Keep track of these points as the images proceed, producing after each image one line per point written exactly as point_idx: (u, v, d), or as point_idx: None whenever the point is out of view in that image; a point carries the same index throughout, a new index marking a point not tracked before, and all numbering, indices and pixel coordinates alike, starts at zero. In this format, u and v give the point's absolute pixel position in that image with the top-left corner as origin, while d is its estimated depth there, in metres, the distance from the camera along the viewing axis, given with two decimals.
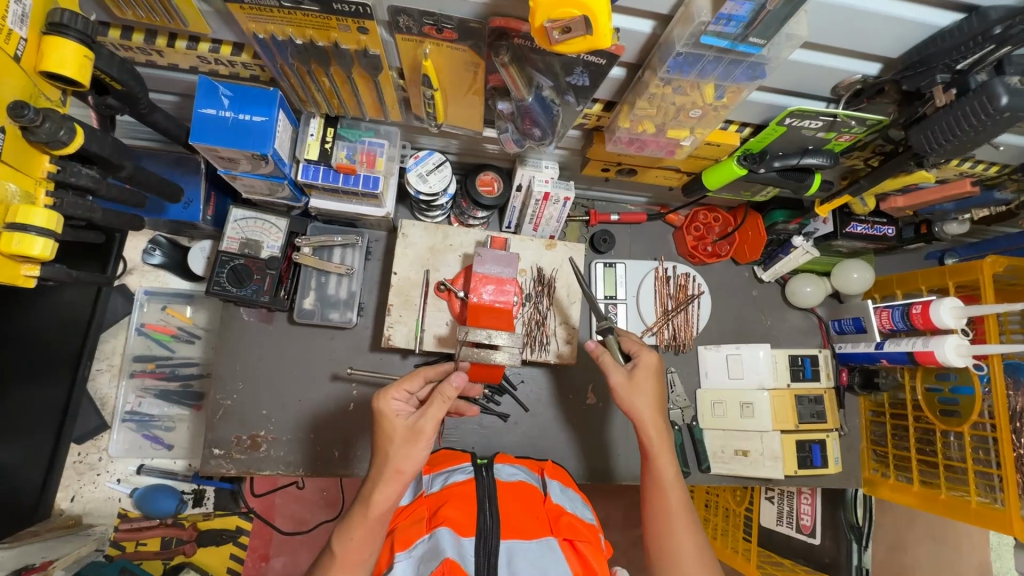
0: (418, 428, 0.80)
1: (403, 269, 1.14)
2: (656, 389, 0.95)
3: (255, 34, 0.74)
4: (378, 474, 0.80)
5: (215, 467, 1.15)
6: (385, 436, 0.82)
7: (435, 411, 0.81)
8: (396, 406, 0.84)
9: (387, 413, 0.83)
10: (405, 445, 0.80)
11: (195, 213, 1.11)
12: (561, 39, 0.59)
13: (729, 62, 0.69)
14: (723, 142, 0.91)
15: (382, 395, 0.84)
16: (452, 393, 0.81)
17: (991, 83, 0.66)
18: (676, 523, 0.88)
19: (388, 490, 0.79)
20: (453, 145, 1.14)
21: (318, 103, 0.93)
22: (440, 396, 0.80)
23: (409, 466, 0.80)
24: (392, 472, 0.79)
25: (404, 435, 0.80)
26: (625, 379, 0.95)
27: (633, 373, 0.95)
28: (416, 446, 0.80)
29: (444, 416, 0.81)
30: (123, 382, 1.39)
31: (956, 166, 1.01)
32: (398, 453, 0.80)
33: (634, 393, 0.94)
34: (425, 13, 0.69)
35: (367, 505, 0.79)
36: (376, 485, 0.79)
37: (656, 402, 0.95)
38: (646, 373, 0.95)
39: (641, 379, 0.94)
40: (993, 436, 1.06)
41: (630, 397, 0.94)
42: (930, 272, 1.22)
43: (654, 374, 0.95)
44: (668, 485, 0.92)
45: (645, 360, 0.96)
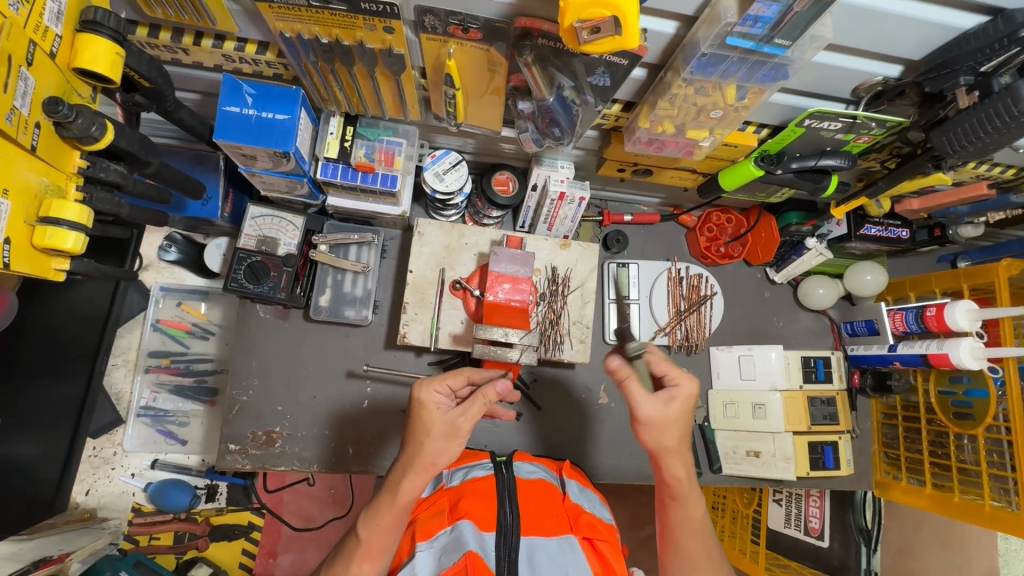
0: (457, 426, 0.80)
1: (419, 268, 1.15)
2: (686, 422, 0.87)
3: (282, 33, 0.75)
4: (408, 464, 0.81)
5: (230, 462, 1.15)
6: (421, 428, 0.81)
7: (474, 411, 0.82)
8: (437, 399, 0.83)
9: (428, 405, 0.81)
10: (442, 441, 0.80)
11: (214, 210, 1.12)
12: (590, 39, 0.60)
13: (753, 63, 0.70)
14: (741, 143, 0.92)
15: (424, 386, 0.82)
16: (494, 397, 0.82)
17: (1015, 85, 0.67)
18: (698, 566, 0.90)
19: (416, 481, 0.80)
20: (470, 145, 1.15)
21: (339, 102, 0.94)
22: (483, 397, 0.82)
23: (443, 459, 0.81)
24: (425, 463, 0.80)
25: (442, 431, 0.80)
26: (656, 413, 0.85)
27: (665, 406, 0.85)
28: (453, 442, 0.81)
29: (480, 417, 0.82)
30: (138, 378, 1.40)
31: (973, 169, 1.02)
32: (433, 447, 0.80)
33: (664, 430, 0.86)
34: (450, 13, 0.70)
35: (395, 494, 0.80)
36: (405, 474, 0.80)
37: (688, 435, 0.88)
38: (680, 410, 0.86)
39: (677, 414, 0.86)
40: (1007, 439, 1.07)
41: (660, 426, 0.85)
42: (944, 274, 1.22)
43: (689, 409, 0.87)
44: (693, 531, 0.91)
45: (684, 391, 0.86)
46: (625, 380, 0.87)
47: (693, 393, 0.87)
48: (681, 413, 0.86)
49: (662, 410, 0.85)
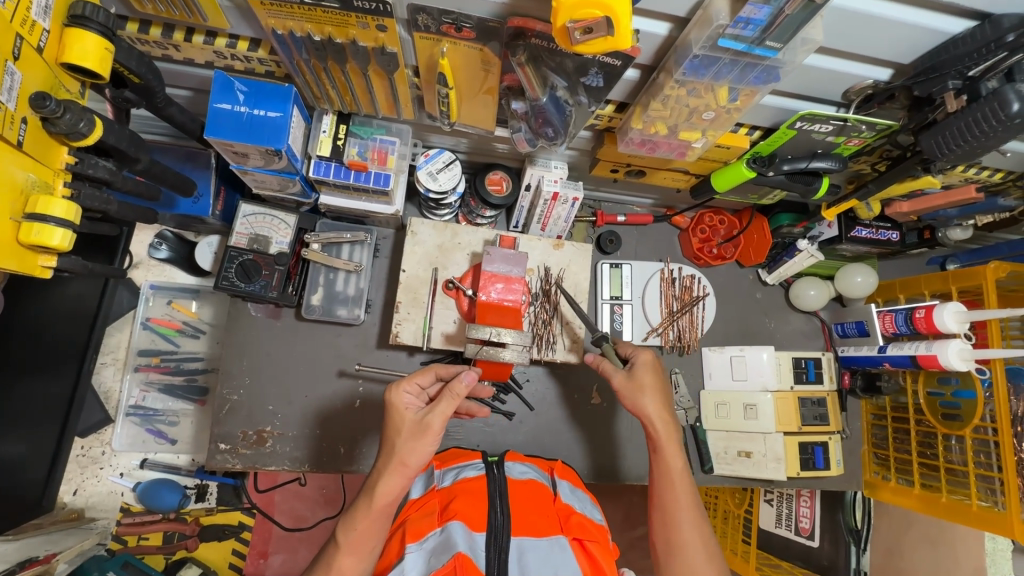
0: (426, 423, 0.81)
1: (412, 267, 1.15)
2: (658, 385, 0.98)
3: (274, 30, 0.75)
4: (384, 465, 0.82)
5: (220, 462, 1.15)
6: (393, 430, 0.83)
7: (444, 408, 0.82)
8: (407, 400, 0.85)
9: (398, 406, 0.84)
10: (413, 439, 0.81)
11: (205, 208, 1.11)
12: (583, 39, 0.60)
13: (744, 65, 0.70)
14: (733, 145, 0.92)
15: (394, 389, 0.85)
16: (462, 391, 0.81)
17: (1002, 89, 0.67)
18: (685, 520, 0.90)
19: (392, 483, 0.81)
20: (463, 144, 1.15)
21: (332, 100, 0.94)
22: (450, 392, 0.81)
23: (415, 459, 0.81)
24: (397, 463, 0.80)
25: (412, 429, 0.81)
26: (626, 380, 0.98)
27: (633, 371, 0.98)
28: (423, 441, 0.81)
29: (452, 413, 0.82)
30: (127, 377, 1.39)
31: (962, 172, 1.03)
32: (404, 446, 0.81)
33: (638, 391, 0.96)
34: (443, 12, 0.70)
35: (372, 496, 0.81)
36: (381, 477, 0.81)
37: (659, 395, 0.97)
38: (648, 372, 0.98)
39: (643, 375, 0.97)
40: (994, 440, 1.08)
41: (634, 396, 0.97)
42: (933, 276, 1.23)
43: (651, 370, 0.98)
44: (676, 484, 0.93)
45: (644, 358, 0.99)
46: (598, 365, 1.01)
47: (651, 360, 0.99)
48: (643, 374, 0.97)
49: (628, 378, 0.98)
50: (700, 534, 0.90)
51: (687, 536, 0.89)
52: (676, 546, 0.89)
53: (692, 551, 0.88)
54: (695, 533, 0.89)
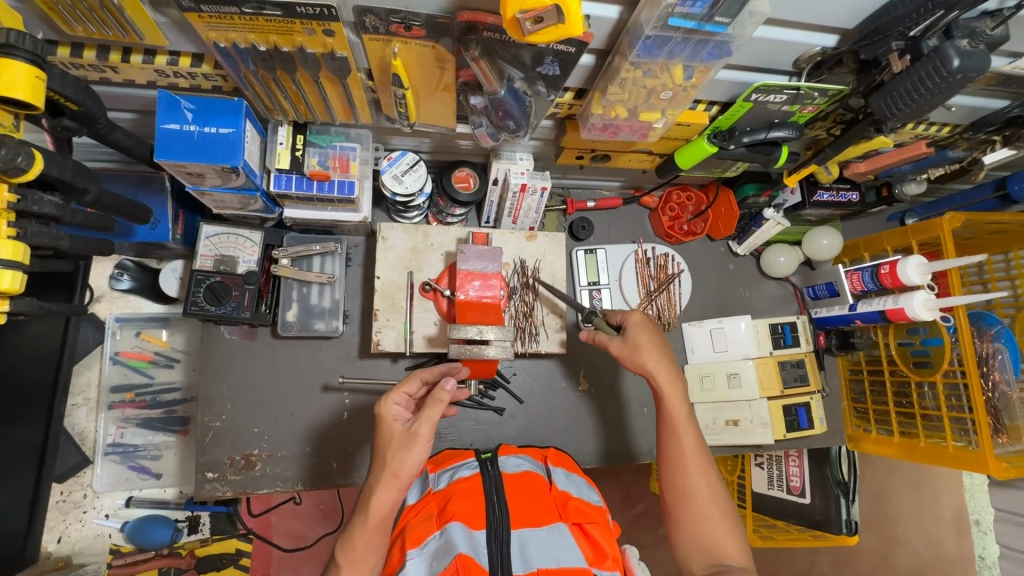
0: (413, 431, 0.83)
1: (386, 273, 1.13)
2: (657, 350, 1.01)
3: (216, 44, 0.71)
4: (376, 480, 0.83)
5: (209, 491, 1.11)
6: (384, 442, 0.85)
7: (429, 414, 0.84)
8: (396, 411, 0.88)
9: (387, 417, 0.87)
10: (401, 449, 0.82)
11: (164, 233, 1.06)
12: (534, 30, 0.59)
13: (696, 42, 0.70)
14: (694, 122, 0.94)
15: (383, 400, 0.88)
16: (445, 396, 0.83)
17: (943, 47, 0.68)
18: (691, 461, 0.94)
19: (385, 496, 0.81)
20: (426, 144, 1.14)
21: (285, 110, 0.91)
22: (433, 399, 0.83)
23: (407, 469, 0.82)
24: (389, 476, 0.81)
25: (402, 439, 0.83)
26: (623, 344, 1.00)
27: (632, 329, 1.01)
28: (412, 450, 0.82)
29: (438, 419, 0.84)
30: (101, 416, 1.31)
31: (912, 129, 1.06)
32: (395, 457, 0.82)
33: (637, 351, 0.99)
34: (390, 11, 0.68)
35: (367, 512, 0.81)
36: (373, 491, 0.81)
37: (660, 352, 0.99)
38: (648, 337, 1.00)
39: (639, 339, 1.00)
40: (964, 383, 1.13)
41: (634, 355, 0.99)
42: (894, 232, 1.28)
43: (642, 327, 1.01)
44: (686, 429, 0.96)
45: (638, 323, 1.01)
46: (595, 339, 1.05)
47: (641, 320, 1.02)
48: (637, 334, 1.00)
49: (624, 341, 1.01)
50: (707, 481, 0.93)
51: (696, 483, 0.92)
52: (688, 491, 0.92)
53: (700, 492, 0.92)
54: (701, 478, 0.93)
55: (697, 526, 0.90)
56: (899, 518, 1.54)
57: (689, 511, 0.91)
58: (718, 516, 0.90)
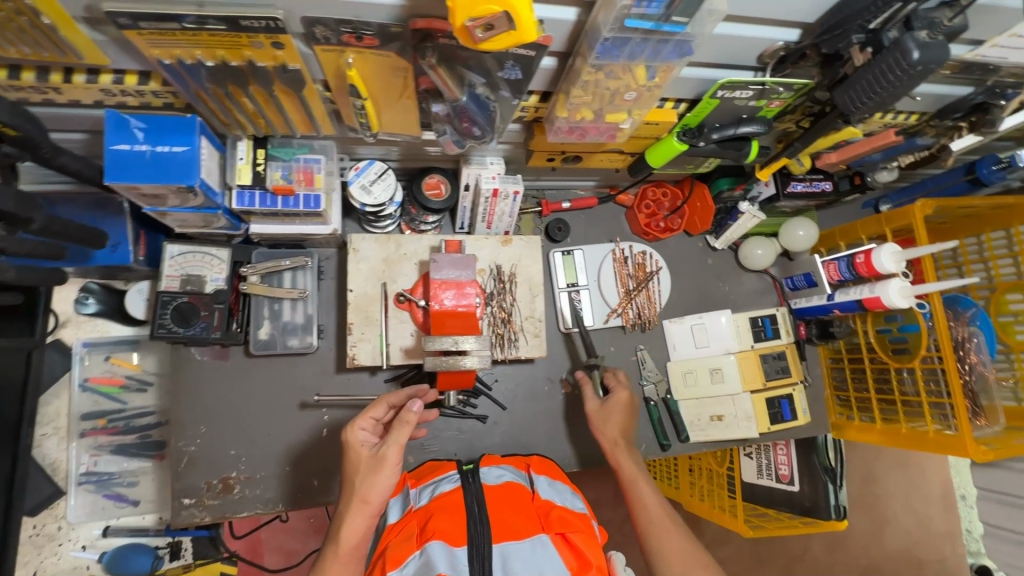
0: (381, 455, 0.85)
1: (359, 286, 1.11)
2: (626, 425, 1.13)
3: (161, 61, 0.69)
4: (346, 507, 0.85)
5: (187, 518, 1.09)
6: (352, 468, 0.88)
7: (397, 438, 0.86)
8: (363, 436, 0.91)
9: (354, 443, 0.90)
10: (370, 473, 0.85)
11: (125, 255, 1.02)
12: (486, 37, 0.57)
13: (656, 41, 0.69)
14: (661, 120, 0.92)
15: (349, 427, 0.91)
16: (412, 419, 0.86)
17: (902, 39, 0.68)
18: (662, 521, 0.98)
19: (356, 523, 0.83)
20: (394, 152, 1.12)
21: (243, 125, 0.89)
22: (400, 421, 0.86)
23: (376, 495, 0.84)
24: (359, 502, 0.83)
25: (369, 464, 0.86)
26: (598, 408, 1.15)
27: (605, 404, 1.15)
28: (380, 474, 0.84)
29: (405, 442, 0.86)
30: (73, 445, 1.27)
31: (880, 118, 1.06)
32: (363, 483, 0.85)
33: (604, 418, 1.13)
34: (341, 22, 0.65)
35: (337, 541, 0.83)
36: (343, 519, 0.83)
37: (623, 428, 1.12)
38: (618, 410, 1.13)
39: (615, 409, 1.13)
40: (941, 367, 1.14)
41: (600, 423, 1.14)
42: (868, 221, 1.29)
43: (612, 401, 1.14)
44: (653, 492, 1.03)
45: (619, 396, 1.14)
46: (583, 383, 1.21)
47: (619, 396, 1.15)
48: (608, 406, 1.14)
49: (600, 407, 1.15)
50: (681, 540, 0.95)
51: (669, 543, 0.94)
52: (666, 554, 0.94)
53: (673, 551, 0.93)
54: (672, 536, 0.95)
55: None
56: (888, 497, 1.68)
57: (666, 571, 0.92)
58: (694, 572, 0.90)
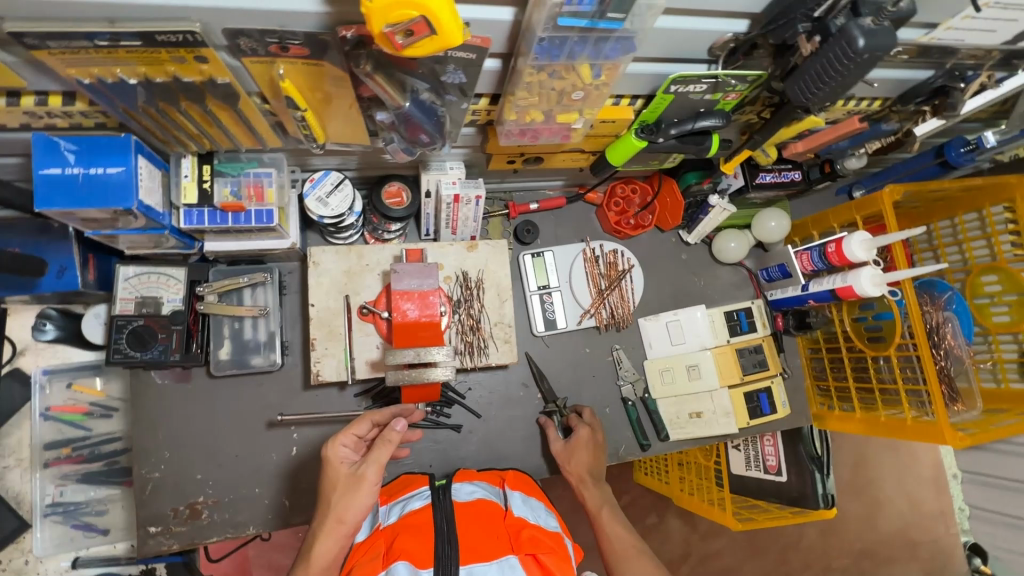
0: (360, 475, 0.83)
1: (321, 300, 1.08)
2: (591, 462, 1.12)
3: (79, 80, 0.65)
4: (321, 526, 0.82)
5: (154, 546, 1.06)
6: (329, 486, 0.85)
7: (377, 457, 0.84)
8: (343, 453, 0.88)
9: (334, 460, 0.87)
10: (348, 492, 0.83)
11: (73, 280, 1.00)
12: (407, 43, 0.55)
13: (595, 39, 0.66)
14: (616, 118, 0.90)
15: (330, 443, 0.88)
16: (395, 438, 0.84)
17: (847, 27, 0.66)
18: (627, 548, 0.95)
19: (330, 544, 0.80)
20: (351, 161, 1.09)
21: (184, 142, 0.85)
22: (383, 440, 0.84)
23: (352, 515, 0.81)
24: (334, 522, 0.81)
25: (347, 484, 0.84)
26: (563, 446, 1.15)
27: (569, 442, 1.15)
28: (359, 494, 0.82)
29: (386, 462, 0.84)
30: (37, 475, 1.24)
31: (842, 106, 1.04)
32: (339, 503, 0.82)
33: (569, 457, 1.13)
34: (264, 32, 0.62)
35: (308, 561, 0.80)
36: (318, 537, 0.81)
37: (588, 466, 1.11)
38: (582, 450, 1.12)
39: (580, 449, 1.13)
40: (916, 354, 1.14)
41: (565, 463, 1.13)
42: (839, 209, 1.28)
43: (580, 439, 1.13)
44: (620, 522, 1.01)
45: (581, 434, 1.14)
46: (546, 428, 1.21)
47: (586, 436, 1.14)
48: (574, 445, 1.13)
49: (564, 447, 1.15)
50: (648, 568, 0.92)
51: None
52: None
53: None
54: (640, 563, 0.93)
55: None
56: (882, 481, 1.77)
57: None
58: None
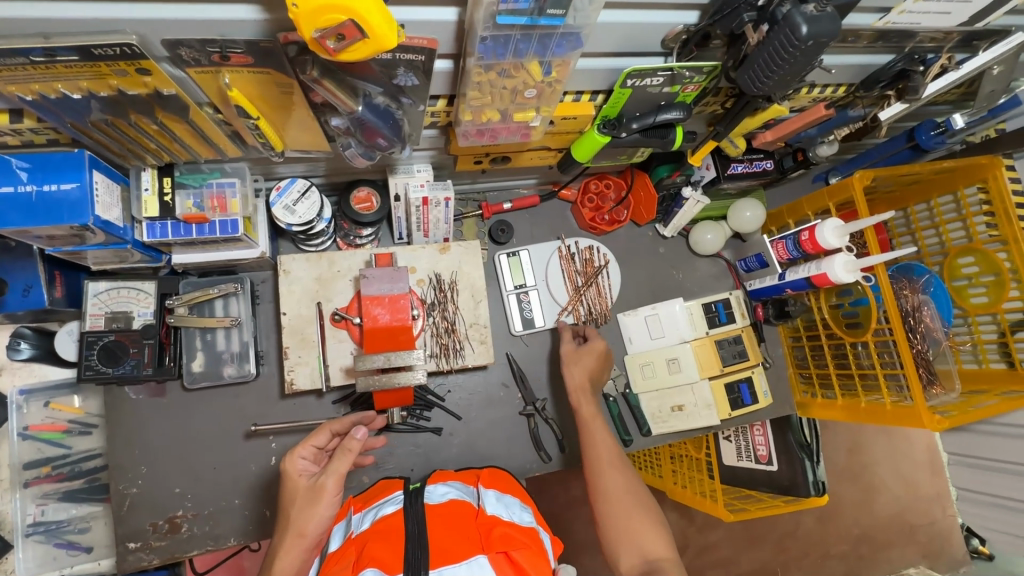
0: (319, 486, 0.84)
1: (293, 308, 1.08)
2: (594, 371, 1.17)
3: (21, 97, 0.65)
4: (282, 540, 0.83)
5: (134, 562, 1.06)
6: (289, 500, 0.87)
7: (337, 467, 0.85)
8: (302, 465, 0.90)
9: (292, 473, 0.89)
10: (306, 505, 0.84)
11: (40, 298, 1.00)
12: (340, 48, 0.55)
13: (540, 36, 0.66)
14: (576, 114, 0.90)
15: (288, 456, 0.91)
16: (355, 447, 0.85)
17: (790, 14, 0.66)
18: (608, 457, 1.01)
19: (291, 558, 0.80)
20: (318, 168, 1.08)
21: (140, 155, 0.84)
22: (343, 449, 0.84)
23: (312, 527, 0.82)
24: (294, 535, 0.82)
25: (306, 495, 0.85)
26: (572, 350, 1.19)
27: (581, 349, 1.19)
28: (318, 505, 0.83)
29: (346, 472, 0.85)
30: (17, 496, 1.23)
31: (806, 93, 1.04)
32: (298, 515, 0.83)
33: (575, 361, 1.17)
34: (204, 42, 0.62)
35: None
36: (278, 553, 0.81)
37: (588, 374, 1.16)
38: (592, 356, 1.17)
39: (588, 357, 1.17)
40: (892, 339, 1.12)
41: (570, 364, 1.17)
42: (813, 196, 1.27)
43: (592, 350, 1.18)
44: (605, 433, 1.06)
45: (595, 346, 1.19)
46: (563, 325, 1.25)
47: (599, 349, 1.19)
48: (588, 352, 1.18)
49: (574, 350, 1.20)
50: (625, 478, 0.98)
51: (613, 484, 0.97)
52: (608, 492, 0.96)
53: (617, 488, 0.97)
54: (618, 475, 0.99)
55: (621, 524, 0.92)
56: (876, 465, 1.79)
57: (606, 508, 0.95)
58: (637, 510, 0.93)
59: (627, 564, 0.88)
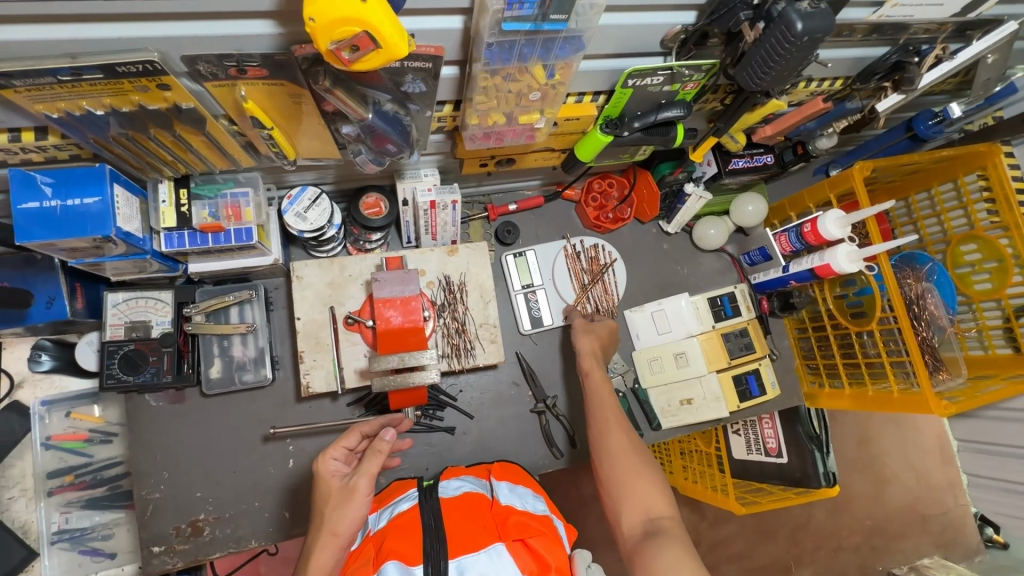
0: (353, 487, 0.83)
1: (306, 313, 1.10)
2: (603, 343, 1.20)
3: (48, 115, 0.68)
4: (316, 539, 0.82)
5: (159, 565, 1.08)
6: (322, 501, 0.86)
7: (369, 467, 0.84)
8: (335, 466, 0.89)
9: (325, 474, 0.88)
10: (340, 505, 0.83)
11: (62, 309, 1.03)
12: (354, 58, 0.57)
13: (543, 40, 0.68)
14: (579, 114, 0.92)
15: (320, 457, 0.89)
16: (384, 448, 0.84)
17: (786, 11, 0.68)
18: (613, 419, 1.02)
19: (325, 556, 0.80)
20: (328, 176, 1.11)
21: (158, 168, 0.87)
22: (373, 450, 0.84)
23: (345, 527, 0.81)
24: (329, 535, 0.81)
25: (340, 496, 0.84)
26: (584, 323, 1.23)
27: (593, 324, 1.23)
28: (351, 506, 0.82)
29: (377, 473, 0.84)
30: (41, 504, 1.26)
31: (804, 88, 1.06)
32: (333, 516, 0.82)
33: (585, 331, 1.21)
34: (222, 56, 0.65)
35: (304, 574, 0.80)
36: (313, 551, 0.81)
37: (596, 345, 1.18)
38: (604, 330, 1.21)
39: (601, 329, 1.22)
40: (896, 327, 1.13)
41: (580, 333, 1.20)
42: (814, 188, 1.29)
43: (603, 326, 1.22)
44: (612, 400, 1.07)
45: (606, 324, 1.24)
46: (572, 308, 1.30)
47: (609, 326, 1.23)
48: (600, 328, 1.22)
49: (586, 324, 1.23)
50: (629, 439, 0.98)
51: (615, 442, 0.98)
52: (611, 452, 0.97)
53: (621, 447, 0.97)
54: (621, 435, 0.99)
55: (622, 483, 0.92)
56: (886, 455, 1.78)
57: (609, 466, 0.95)
58: (639, 468, 0.93)
59: (629, 523, 0.88)
